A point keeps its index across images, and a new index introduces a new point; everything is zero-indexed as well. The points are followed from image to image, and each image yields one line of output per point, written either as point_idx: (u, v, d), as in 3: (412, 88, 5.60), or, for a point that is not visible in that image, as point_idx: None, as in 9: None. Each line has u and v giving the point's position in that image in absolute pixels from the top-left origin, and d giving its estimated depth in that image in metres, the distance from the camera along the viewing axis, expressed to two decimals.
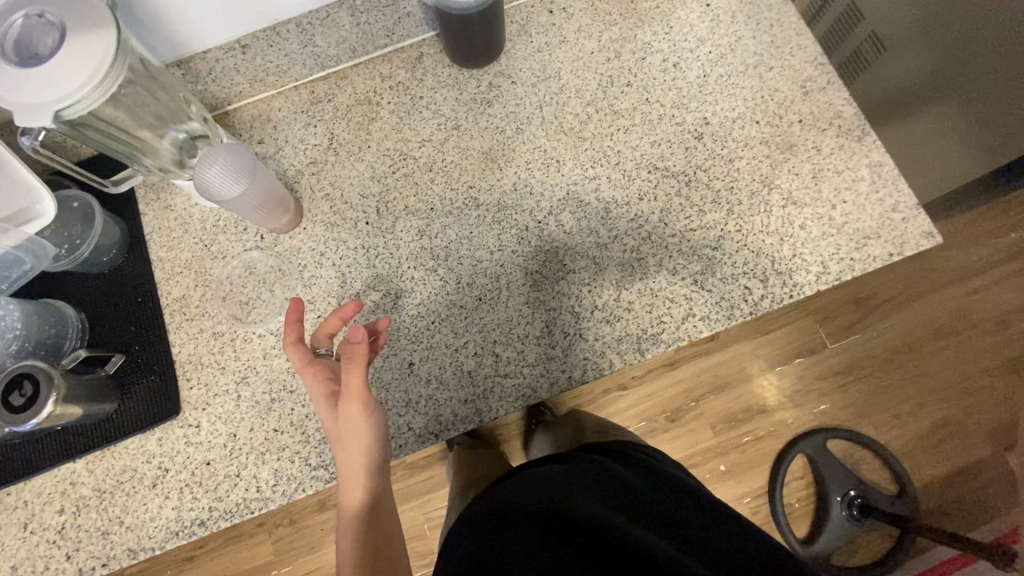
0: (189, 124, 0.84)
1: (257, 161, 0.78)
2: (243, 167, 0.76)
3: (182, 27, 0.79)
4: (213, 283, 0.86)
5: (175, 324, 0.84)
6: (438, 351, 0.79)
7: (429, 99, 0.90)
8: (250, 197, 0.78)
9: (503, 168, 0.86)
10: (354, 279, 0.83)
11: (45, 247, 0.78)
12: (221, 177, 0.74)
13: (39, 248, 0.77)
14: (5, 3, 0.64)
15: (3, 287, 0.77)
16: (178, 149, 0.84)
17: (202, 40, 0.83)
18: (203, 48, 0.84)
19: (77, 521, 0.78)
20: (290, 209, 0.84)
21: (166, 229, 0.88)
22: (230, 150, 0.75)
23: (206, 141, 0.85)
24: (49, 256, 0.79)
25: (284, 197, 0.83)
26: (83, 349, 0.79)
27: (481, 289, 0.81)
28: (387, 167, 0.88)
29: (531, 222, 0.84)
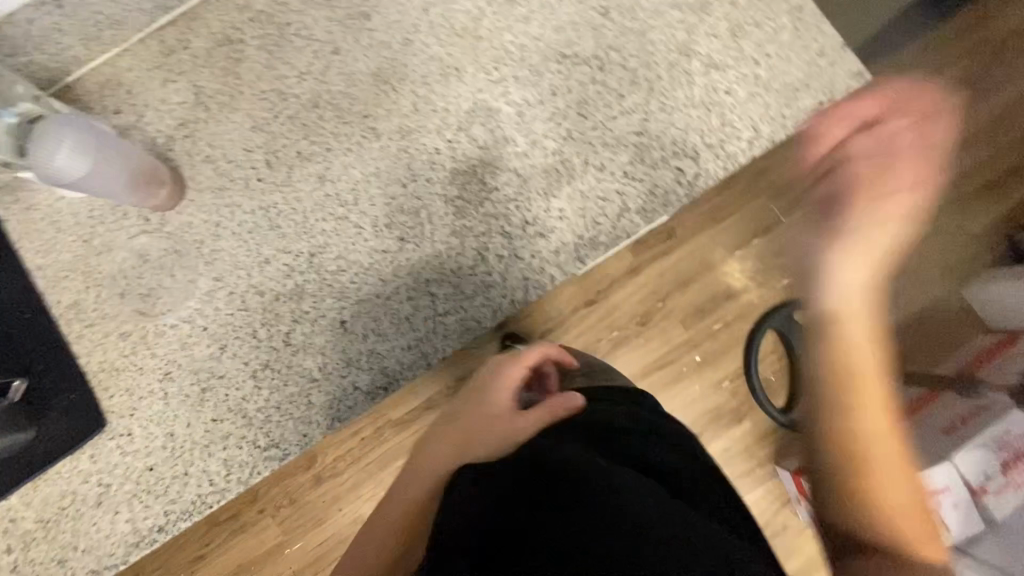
0: (20, 106, 0.71)
1: (110, 135, 0.72)
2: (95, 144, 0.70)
3: None
4: (105, 281, 0.76)
5: (75, 333, 0.75)
6: (369, 303, 0.73)
7: (298, 23, 0.78)
8: (108, 173, 0.71)
9: (398, 89, 0.76)
10: (260, 244, 0.75)
11: None
12: (64, 153, 0.68)
13: None
14: None
15: None
16: (14, 136, 0.70)
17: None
18: (12, 10, 0.70)
19: (28, 556, 0.73)
20: (167, 179, 0.75)
21: (35, 231, 0.77)
22: (73, 125, 0.69)
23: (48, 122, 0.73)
24: None
25: (156, 168, 0.74)
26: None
27: (401, 228, 0.74)
28: (268, 113, 0.77)
29: (440, 143, 0.75)
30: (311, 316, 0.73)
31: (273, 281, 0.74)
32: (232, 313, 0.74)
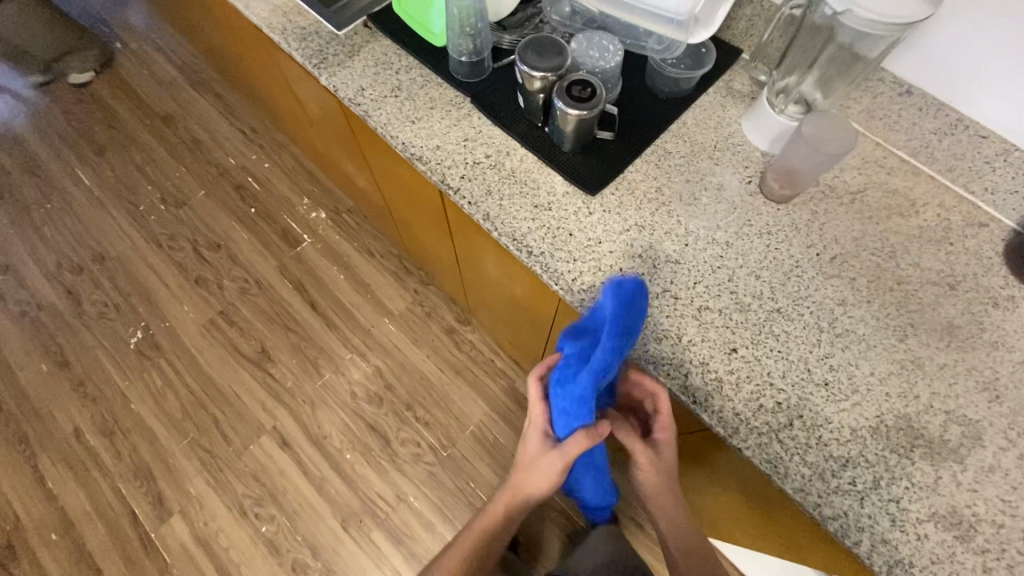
0: (813, 96, 0.93)
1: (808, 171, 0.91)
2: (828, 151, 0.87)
3: (907, 57, 0.91)
4: (694, 167, 0.97)
5: (647, 157, 0.97)
6: (759, 368, 0.82)
7: (952, 252, 0.90)
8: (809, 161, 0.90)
9: (948, 348, 0.83)
10: (767, 267, 0.89)
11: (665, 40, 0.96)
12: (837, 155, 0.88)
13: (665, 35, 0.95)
14: None
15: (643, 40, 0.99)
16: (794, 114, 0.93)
17: (904, 68, 0.92)
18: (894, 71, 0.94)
19: (485, 169, 0.97)
20: (779, 180, 0.93)
21: (708, 115, 1.01)
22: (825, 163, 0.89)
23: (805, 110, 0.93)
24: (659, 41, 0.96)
25: (786, 175, 0.92)
26: (610, 110, 0.96)
27: (834, 381, 0.81)
28: (872, 247, 0.90)
29: (926, 398, 0.80)
30: (727, 321, 0.85)
31: (742, 286, 0.87)
32: (704, 260, 0.89)
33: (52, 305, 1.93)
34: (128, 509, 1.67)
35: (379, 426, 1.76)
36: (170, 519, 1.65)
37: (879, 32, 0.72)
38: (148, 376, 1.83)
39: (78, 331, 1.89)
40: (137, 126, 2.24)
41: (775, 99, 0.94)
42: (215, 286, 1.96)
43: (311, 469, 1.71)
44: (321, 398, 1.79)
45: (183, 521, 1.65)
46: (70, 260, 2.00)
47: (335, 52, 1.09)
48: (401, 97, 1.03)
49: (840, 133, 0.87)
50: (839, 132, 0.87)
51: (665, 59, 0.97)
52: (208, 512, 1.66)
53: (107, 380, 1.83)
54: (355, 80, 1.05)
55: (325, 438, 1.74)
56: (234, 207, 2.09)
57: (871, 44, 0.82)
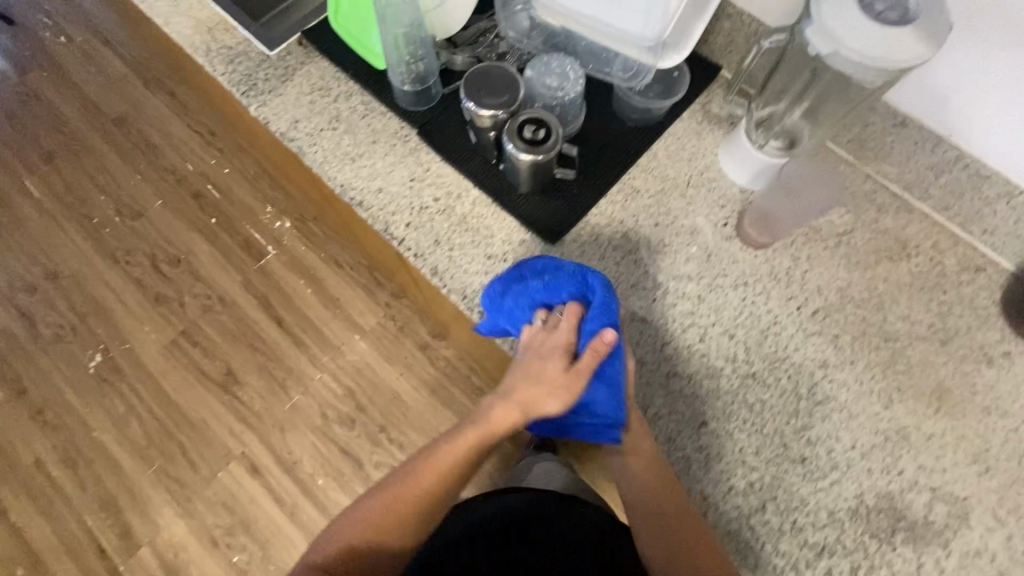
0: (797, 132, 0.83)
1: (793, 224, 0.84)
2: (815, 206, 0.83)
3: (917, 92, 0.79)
4: (663, 208, 0.87)
5: (612, 197, 0.88)
6: (730, 443, 0.75)
7: (945, 301, 0.82)
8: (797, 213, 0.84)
9: (936, 415, 0.76)
10: (743, 324, 0.80)
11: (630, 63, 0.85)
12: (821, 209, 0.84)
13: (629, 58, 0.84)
14: None
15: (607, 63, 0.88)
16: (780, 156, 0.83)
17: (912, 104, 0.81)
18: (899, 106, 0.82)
19: (434, 215, 0.87)
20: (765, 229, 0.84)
21: (680, 146, 0.91)
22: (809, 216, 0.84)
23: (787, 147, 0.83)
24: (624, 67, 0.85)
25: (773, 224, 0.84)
26: (570, 149, 0.87)
27: (812, 456, 0.74)
28: (858, 299, 0.82)
29: (910, 474, 0.74)
30: (697, 390, 0.77)
31: (715, 347, 0.79)
32: (672, 317, 0.81)
33: (4, 329, 1.84)
34: (95, 543, 1.62)
35: (351, 449, 1.70)
36: (139, 551, 1.61)
37: (867, 74, 0.62)
38: (110, 402, 1.76)
39: (34, 356, 1.81)
40: (85, 129, 2.08)
41: (755, 130, 0.83)
42: (177, 304, 1.86)
43: (283, 495, 1.66)
44: (291, 421, 1.73)
45: (152, 553, 1.61)
46: (22, 279, 1.89)
47: (266, 76, 0.97)
48: (339, 130, 0.92)
49: (830, 189, 0.83)
50: (828, 184, 0.83)
51: (633, 87, 0.86)
52: (178, 543, 1.62)
53: (67, 406, 1.76)
54: (287, 109, 0.94)
55: (296, 463, 1.68)
56: (193, 218, 1.96)
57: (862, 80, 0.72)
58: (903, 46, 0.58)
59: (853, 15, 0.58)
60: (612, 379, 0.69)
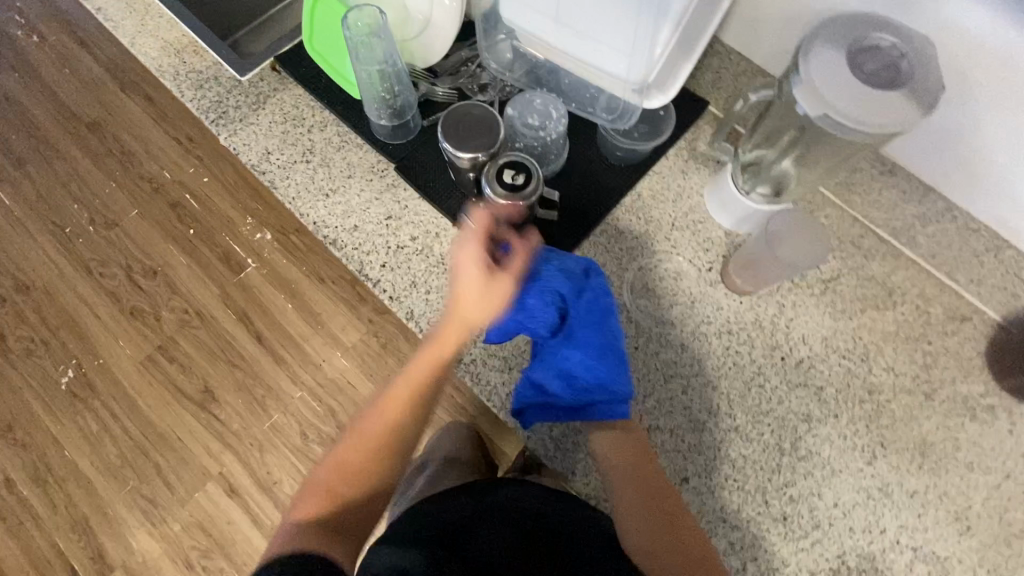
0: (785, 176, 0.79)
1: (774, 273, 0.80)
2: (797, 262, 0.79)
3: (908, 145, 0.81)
4: (648, 251, 0.85)
5: (595, 239, 0.85)
6: (711, 501, 0.73)
7: (930, 352, 0.81)
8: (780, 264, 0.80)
9: (920, 472, 0.75)
10: (726, 375, 0.78)
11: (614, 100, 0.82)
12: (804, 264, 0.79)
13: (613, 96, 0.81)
14: (893, 33, 0.58)
15: (592, 99, 0.85)
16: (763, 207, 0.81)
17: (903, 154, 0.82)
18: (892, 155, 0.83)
19: (411, 256, 0.84)
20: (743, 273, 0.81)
21: (666, 184, 0.88)
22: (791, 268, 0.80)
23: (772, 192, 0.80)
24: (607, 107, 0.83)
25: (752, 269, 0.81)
26: (551, 191, 0.84)
27: (795, 515, 0.73)
28: (843, 349, 0.80)
29: (892, 533, 0.73)
30: (678, 444, 0.75)
31: (697, 399, 0.77)
32: (655, 368, 0.79)
33: None
34: (67, 566, 1.59)
35: None
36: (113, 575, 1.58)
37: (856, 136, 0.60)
38: (82, 420, 1.70)
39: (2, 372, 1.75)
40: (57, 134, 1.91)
41: (742, 175, 0.80)
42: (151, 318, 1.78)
43: (261, 516, 1.63)
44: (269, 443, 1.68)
45: None
46: None
47: (237, 103, 0.93)
48: (313, 163, 0.89)
49: (814, 244, 0.76)
50: (812, 239, 0.77)
51: (618, 128, 0.84)
52: (153, 565, 1.59)
53: (37, 423, 1.70)
54: (259, 140, 0.90)
55: (275, 483, 1.65)
56: (166, 226, 1.84)
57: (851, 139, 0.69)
58: (893, 112, 0.55)
59: (842, 74, 0.56)
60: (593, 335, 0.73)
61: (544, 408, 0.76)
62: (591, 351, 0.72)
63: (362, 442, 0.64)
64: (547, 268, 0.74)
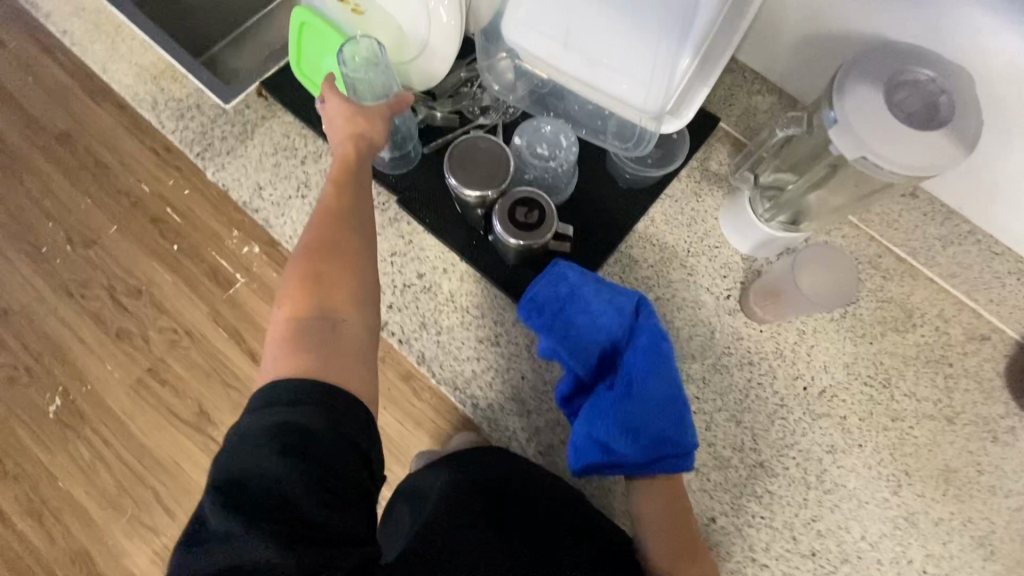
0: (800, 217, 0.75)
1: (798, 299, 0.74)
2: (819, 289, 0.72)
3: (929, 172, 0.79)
4: (664, 280, 0.82)
5: (609, 270, 0.82)
6: (740, 541, 0.72)
7: (950, 374, 0.80)
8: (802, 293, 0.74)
9: (944, 499, 0.75)
10: (749, 408, 0.77)
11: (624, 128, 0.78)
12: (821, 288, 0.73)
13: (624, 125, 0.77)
14: (925, 67, 0.56)
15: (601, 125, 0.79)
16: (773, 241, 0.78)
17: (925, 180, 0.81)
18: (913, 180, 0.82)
19: (418, 295, 0.80)
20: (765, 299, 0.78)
21: (680, 208, 0.85)
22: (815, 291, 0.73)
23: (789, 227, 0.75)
24: (616, 138, 0.79)
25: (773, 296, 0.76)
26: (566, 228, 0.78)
27: (823, 551, 0.72)
28: (864, 375, 0.79)
29: (919, 563, 0.72)
30: (705, 484, 0.74)
31: (722, 435, 0.76)
32: None
33: None
34: None
35: None
36: None
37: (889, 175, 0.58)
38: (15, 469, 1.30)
39: None
40: None
41: (760, 202, 0.77)
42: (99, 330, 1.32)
43: None
44: None
45: None
46: None
47: (223, 134, 0.88)
48: (309, 198, 0.84)
49: (838, 285, 0.70)
50: (839, 277, 0.71)
51: (634, 153, 0.79)
52: None
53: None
54: (251, 175, 0.86)
55: None
56: (144, 236, 1.36)
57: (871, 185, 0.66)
58: (933, 153, 0.53)
59: (880, 111, 0.54)
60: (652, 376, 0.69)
61: (602, 469, 0.69)
62: (655, 401, 0.68)
63: (319, 263, 0.56)
64: (597, 306, 0.71)
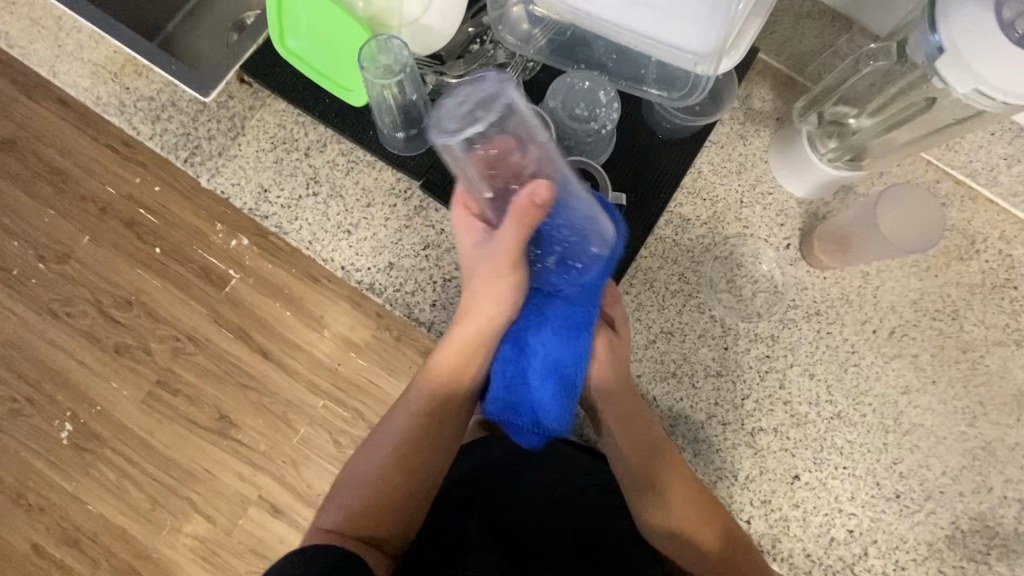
0: (856, 153, 0.69)
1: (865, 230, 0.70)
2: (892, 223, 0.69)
3: None
4: (718, 236, 0.77)
5: (660, 233, 0.76)
6: (826, 493, 0.72)
7: (1018, 296, 0.76)
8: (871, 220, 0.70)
9: (1019, 423, 0.74)
10: (821, 360, 0.74)
11: (666, 74, 0.70)
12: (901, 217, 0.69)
13: (665, 72, 0.69)
14: None
15: (639, 73, 0.71)
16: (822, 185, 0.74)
17: None
18: None
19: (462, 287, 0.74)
20: (825, 239, 0.74)
21: (726, 154, 0.78)
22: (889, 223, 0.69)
23: (847, 163, 0.70)
24: (659, 88, 0.71)
25: (835, 232, 0.73)
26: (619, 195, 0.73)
27: (906, 491, 0.72)
28: (932, 310, 0.76)
29: (998, 489, 0.72)
30: (784, 443, 0.73)
31: (797, 392, 0.73)
32: (749, 366, 0.74)
33: None
34: None
35: None
36: None
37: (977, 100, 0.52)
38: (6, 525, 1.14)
39: None
40: None
41: (822, 139, 0.71)
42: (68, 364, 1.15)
43: None
44: (304, 464, 1.10)
45: None
46: None
47: (210, 133, 0.77)
48: (322, 195, 0.76)
49: (923, 222, 0.68)
50: (920, 214, 0.68)
51: (682, 103, 0.72)
52: None
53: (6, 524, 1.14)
54: (253, 177, 0.76)
55: None
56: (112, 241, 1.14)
57: (956, 114, 0.60)
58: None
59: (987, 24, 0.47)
60: (548, 334, 0.56)
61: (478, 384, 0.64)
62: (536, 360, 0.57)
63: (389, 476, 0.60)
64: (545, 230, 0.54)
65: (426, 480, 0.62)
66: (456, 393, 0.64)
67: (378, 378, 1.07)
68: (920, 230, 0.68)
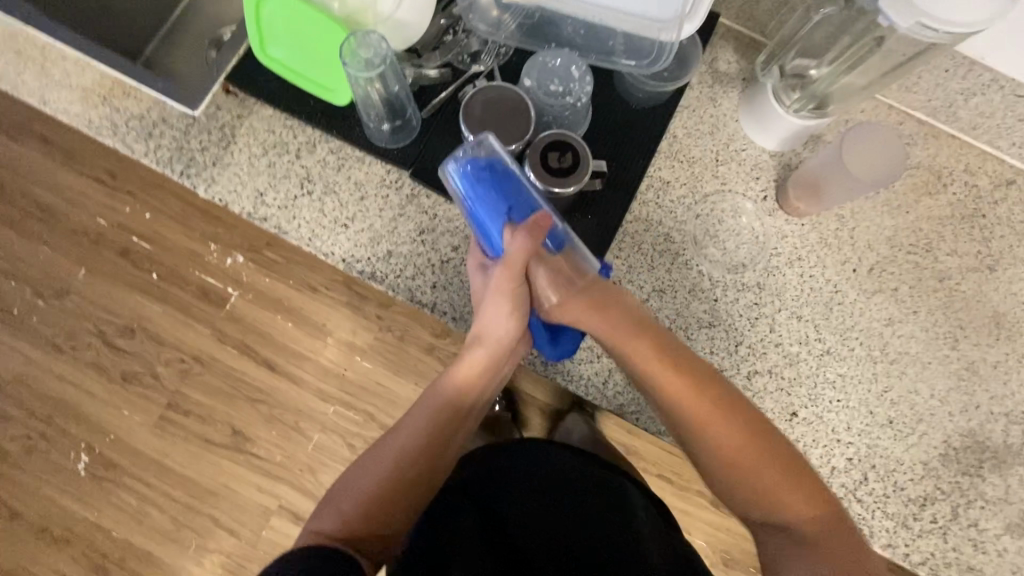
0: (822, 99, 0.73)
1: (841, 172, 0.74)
2: (863, 161, 0.73)
3: None
4: (698, 195, 0.80)
5: (643, 197, 0.80)
6: (824, 426, 0.76)
7: (986, 224, 0.81)
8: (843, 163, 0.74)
9: (998, 342, 0.78)
10: (806, 302, 0.78)
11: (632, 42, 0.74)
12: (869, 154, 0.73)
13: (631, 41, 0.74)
14: None
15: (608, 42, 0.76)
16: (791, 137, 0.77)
17: None
18: None
19: (460, 267, 0.77)
20: (806, 193, 0.78)
21: (698, 116, 0.81)
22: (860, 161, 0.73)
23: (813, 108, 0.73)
24: (626, 56, 0.75)
25: (812, 184, 0.77)
26: (600, 163, 0.77)
27: (898, 417, 0.76)
28: (907, 244, 0.80)
29: (985, 406, 0.76)
30: (780, 383, 0.76)
31: (787, 333, 0.77)
32: (740, 314, 0.77)
33: None
34: None
35: None
36: None
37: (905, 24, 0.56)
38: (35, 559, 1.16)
39: None
40: None
41: (786, 91, 0.74)
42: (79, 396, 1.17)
43: None
44: (320, 468, 1.12)
45: None
46: None
47: (202, 145, 0.80)
48: (316, 194, 0.79)
49: (887, 157, 0.73)
50: (882, 152, 0.73)
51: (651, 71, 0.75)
52: None
53: (35, 558, 1.15)
54: (247, 184, 0.79)
55: None
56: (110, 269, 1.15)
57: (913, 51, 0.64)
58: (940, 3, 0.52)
59: None
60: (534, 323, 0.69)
61: None
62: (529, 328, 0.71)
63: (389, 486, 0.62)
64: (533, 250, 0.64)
65: (420, 493, 0.63)
66: (461, 412, 0.68)
67: (385, 376, 1.10)
68: (887, 160, 0.73)
